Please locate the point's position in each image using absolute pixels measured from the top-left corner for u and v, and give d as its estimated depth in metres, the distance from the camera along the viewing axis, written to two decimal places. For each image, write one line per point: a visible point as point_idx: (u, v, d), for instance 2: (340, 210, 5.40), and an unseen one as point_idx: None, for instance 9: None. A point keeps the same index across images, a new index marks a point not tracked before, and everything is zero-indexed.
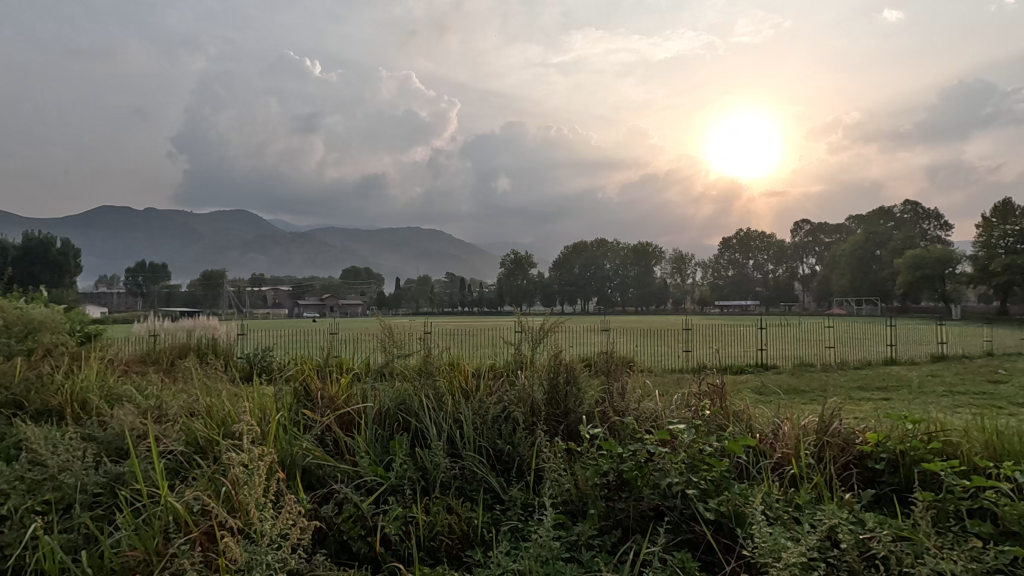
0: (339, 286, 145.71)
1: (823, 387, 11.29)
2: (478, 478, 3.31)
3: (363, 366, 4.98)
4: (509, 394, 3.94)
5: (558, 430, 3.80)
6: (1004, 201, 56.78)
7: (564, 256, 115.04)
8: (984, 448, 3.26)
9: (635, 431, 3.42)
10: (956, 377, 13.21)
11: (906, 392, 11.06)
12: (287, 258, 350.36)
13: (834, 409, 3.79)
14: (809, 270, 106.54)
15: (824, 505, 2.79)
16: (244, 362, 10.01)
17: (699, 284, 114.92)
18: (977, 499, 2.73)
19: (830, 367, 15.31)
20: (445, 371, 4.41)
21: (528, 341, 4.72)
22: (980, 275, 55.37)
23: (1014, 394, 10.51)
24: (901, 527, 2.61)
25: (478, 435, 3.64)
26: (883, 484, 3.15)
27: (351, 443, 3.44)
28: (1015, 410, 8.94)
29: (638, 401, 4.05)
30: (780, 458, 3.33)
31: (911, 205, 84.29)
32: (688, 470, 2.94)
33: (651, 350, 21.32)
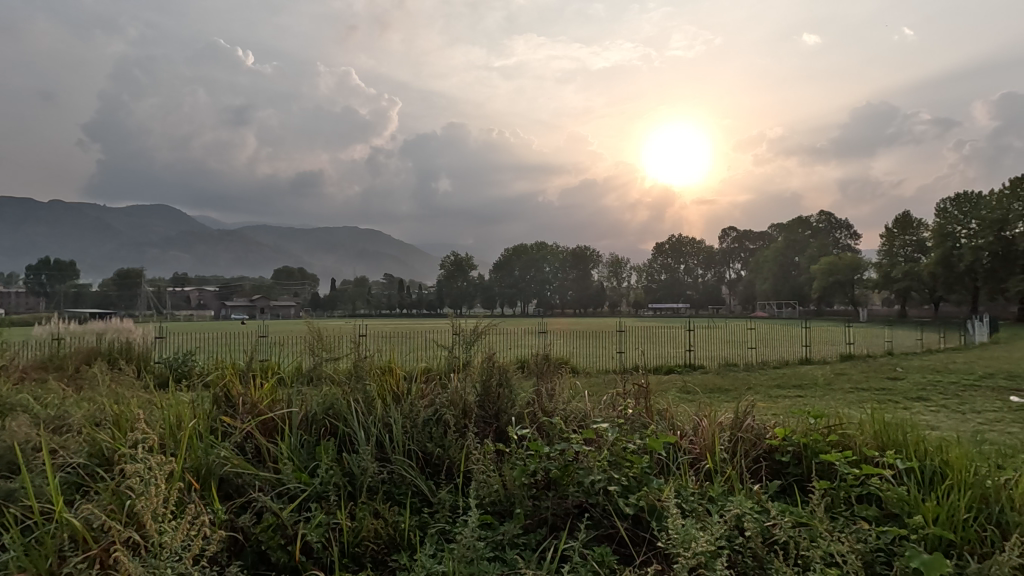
0: (270, 286, 140.04)
1: (745, 386, 11.92)
2: (406, 482, 3.29)
3: (289, 370, 4.82)
4: (440, 397, 3.94)
5: (488, 431, 3.82)
6: (904, 214, 62.34)
7: (504, 258, 115.96)
8: (874, 440, 3.58)
9: (562, 429, 3.52)
10: (861, 375, 14.31)
11: (816, 389, 11.91)
12: (213, 258, 332.35)
13: (750, 405, 4.05)
14: (735, 276, 112.64)
15: (735, 497, 2.97)
16: (160, 367, 9.46)
17: (634, 286, 118.93)
18: (865, 485, 3.01)
19: (751, 367, 16.17)
20: (376, 375, 4.33)
21: (462, 343, 4.77)
22: (884, 280, 60.58)
23: (907, 390, 11.53)
24: (801, 514, 2.82)
25: (408, 438, 3.61)
26: (788, 475, 3.39)
27: (274, 451, 3.33)
28: (909, 404, 9.87)
29: (567, 402, 4.17)
30: (696, 454, 3.53)
31: (825, 216, 90.99)
32: (610, 467, 3.08)
33: (584, 351, 22.08)
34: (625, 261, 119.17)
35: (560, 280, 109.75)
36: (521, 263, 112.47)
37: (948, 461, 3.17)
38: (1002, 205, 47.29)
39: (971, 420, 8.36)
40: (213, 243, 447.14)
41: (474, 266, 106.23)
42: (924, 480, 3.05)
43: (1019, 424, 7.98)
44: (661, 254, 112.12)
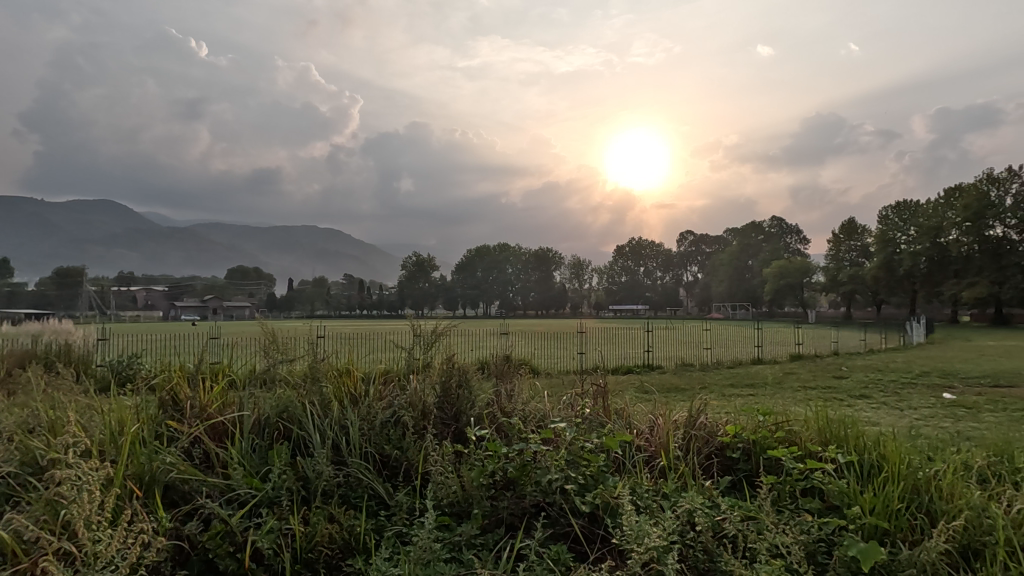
0: (223, 286, 135.35)
1: (700, 386, 12.30)
2: (363, 485, 3.24)
3: (242, 372, 4.66)
4: (398, 399, 3.88)
5: (446, 432, 3.81)
6: (849, 220, 65.41)
7: (467, 259, 115.75)
8: (818, 435, 3.74)
9: (521, 429, 3.54)
10: (808, 374, 15.04)
11: (767, 388, 12.40)
12: (161, 257, 318.53)
13: (703, 403, 4.16)
14: (692, 278, 115.79)
15: (687, 493, 3.05)
16: (103, 371, 8.98)
17: (595, 288, 120.69)
18: (808, 479, 3.14)
19: (707, 367, 16.69)
20: (333, 377, 4.23)
21: (420, 345, 4.71)
22: (831, 283, 63.43)
23: (851, 389, 12.17)
24: (750, 508, 2.91)
25: (366, 440, 3.56)
26: (738, 471, 3.50)
27: (223, 456, 3.22)
28: (852, 401, 10.39)
29: (525, 402, 4.20)
30: (652, 452, 3.61)
31: (777, 221, 94.84)
32: (568, 465, 3.12)
33: (546, 352, 22.31)
34: (586, 263, 120.84)
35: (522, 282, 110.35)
36: (483, 264, 112.51)
37: (883, 454, 3.34)
38: (938, 213, 50.20)
39: (909, 416, 8.85)
40: (162, 241, 428.83)
41: (437, 267, 105.45)
42: (864, 473, 3.21)
43: (950, 419, 8.49)
44: (621, 256, 114.30)
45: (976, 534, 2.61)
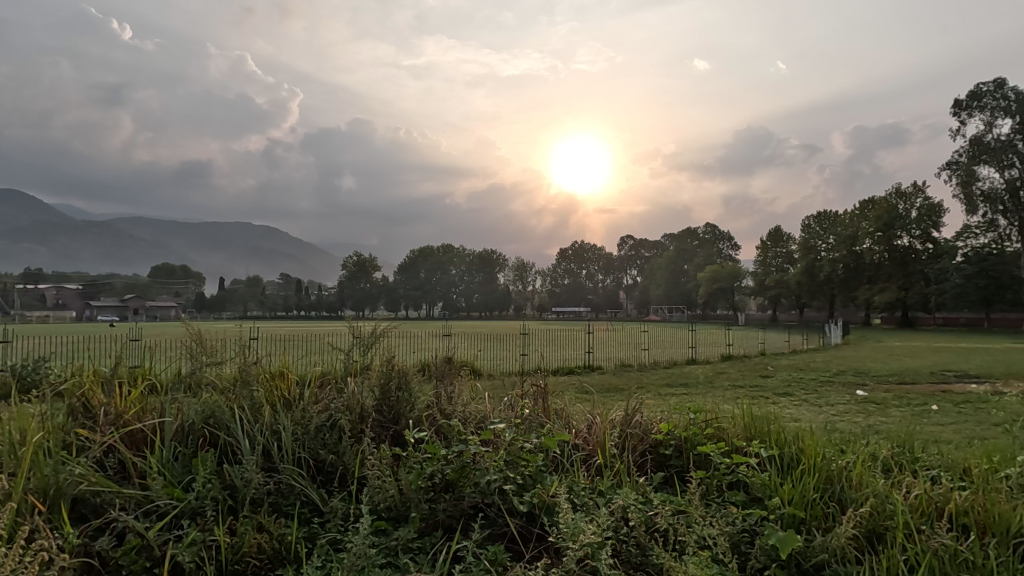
0: (146, 284, 126.82)
1: (638, 386, 12.69)
2: (295, 492, 3.12)
3: (164, 375, 4.38)
4: (335, 402, 3.77)
5: (384, 436, 3.74)
6: (775, 228, 69.28)
7: (410, 259, 114.22)
8: (744, 431, 3.94)
9: (461, 432, 3.52)
10: (737, 373, 15.83)
11: (700, 387, 12.94)
12: (75, 253, 294.78)
13: (638, 403, 4.28)
14: (632, 282, 119.38)
15: (621, 490, 3.14)
16: (5, 377, 8.19)
17: (538, 290, 122.12)
18: (733, 474, 3.30)
19: (644, 367, 17.29)
20: (265, 381, 4.06)
21: (358, 346, 4.56)
22: (759, 287, 67.11)
23: (776, 387, 12.90)
24: (680, 503, 3.03)
25: (299, 445, 3.43)
26: (671, 467, 3.64)
27: (141, 465, 3.02)
28: (777, 399, 10.98)
29: (465, 404, 4.18)
30: (589, 450, 3.69)
31: (711, 228, 99.59)
32: (507, 465, 3.14)
33: (489, 354, 22.39)
34: (530, 265, 122.07)
35: (466, 283, 110.02)
36: (427, 265, 111.46)
37: (801, 447, 3.57)
38: (854, 223, 53.84)
39: (826, 412, 9.49)
40: (76, 236, 396.99)
41: (379, 268, 103.20)
42: (785, 466, 3.41)
43: (862, 415, 9.15)
44: (564, 259, 116.35)
45: (879, 519, 2.83)
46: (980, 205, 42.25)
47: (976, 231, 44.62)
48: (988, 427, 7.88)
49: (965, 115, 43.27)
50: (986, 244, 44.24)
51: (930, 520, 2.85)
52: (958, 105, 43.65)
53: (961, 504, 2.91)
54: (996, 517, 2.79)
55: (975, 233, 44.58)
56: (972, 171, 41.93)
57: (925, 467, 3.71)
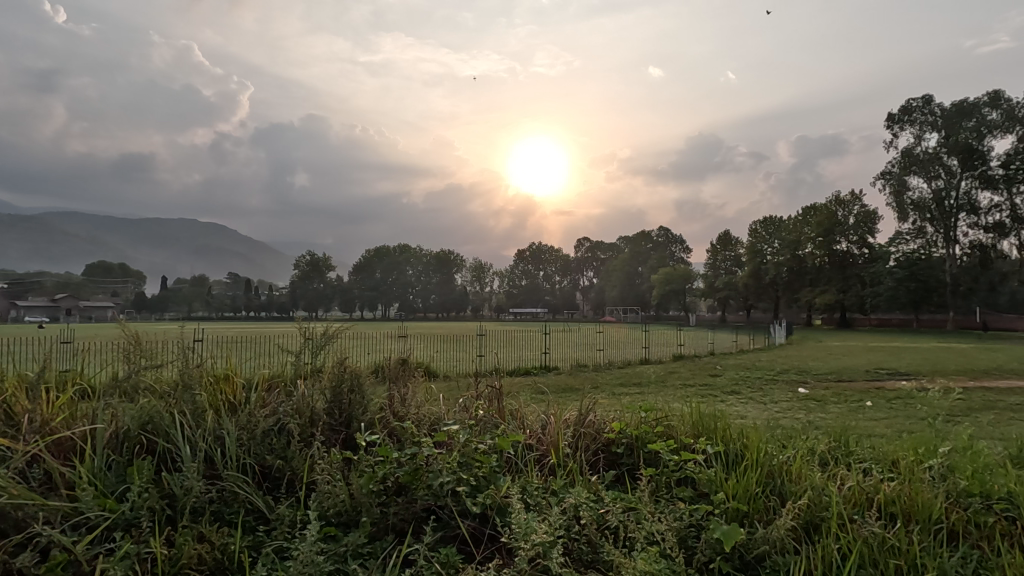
0: (79, 284, 119.36)
1: (593, 386, 12.90)
2: (239, 500, 3.01)
3: (97, 380, 4.12)
4: (284, 406, 3.65)
5: (335, 440, 3.66)
6: (724, 232, 71.80)
7: (365, 259, 112.23)
8: (692, 427, 4.07)
9: (413, 434, 3.49)
10: (687, 372, 16.32)
11: (652, 387, 13.26)
12: None
13: (592, 402, 4.34)
14: (587, 283, 121.32)
15: (574, 489, 3.17)
16: None
17: (495, 291, 122.44)
18: (682, 470, 3.40)
19: (599, 368, 17.62)
20: (209, 385, 3.89)
21: (309, 348, 4.42)
22: (709, 289, 69.46)
23: (724, 385, 13.36)
24: (631, 500, 3.09)
25: (244, 451, 3.31)
26: (622, 465, 3.70)
27: (70, 476, 2.84)
28: (725, 398, 11.37)
29: (419, 406, 4.13)
30: (542, 449, 3.72)
31: (664, 231, 102.55)
32: (461, 467, 3.12)
33: (445, 355, 22.32)
34: (488, 266, 122.19)
35: (423, 283, 109.02)
36: (383, 265, 109.57)
37: (745, 444, 3.70)
38: (797, 229, 56.41)
39: (770, 409, 9.91)
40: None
41: (333, 268, 100.55)
42: (730, 462, 3.53)
43: (804, 411, 9.64)
44: (522, 261, 117.15)
45: (816, 511, 2.97)
46: (911, 213, 44.99)
47: (906, 237, 47.49)
48: (916, 421, 8.44)
49: (897, 127, 46.04)
50: (916, 249, 47.23)
51: (861, 508, 3.02)
52: (891, 119, 46.36)
53: (888, 494, 3.09)
54: (920, 504, 2.99)
55: (906, 239, 47.47)
56: (903, 181, 44.70)
57: (859, 460, 3.92)
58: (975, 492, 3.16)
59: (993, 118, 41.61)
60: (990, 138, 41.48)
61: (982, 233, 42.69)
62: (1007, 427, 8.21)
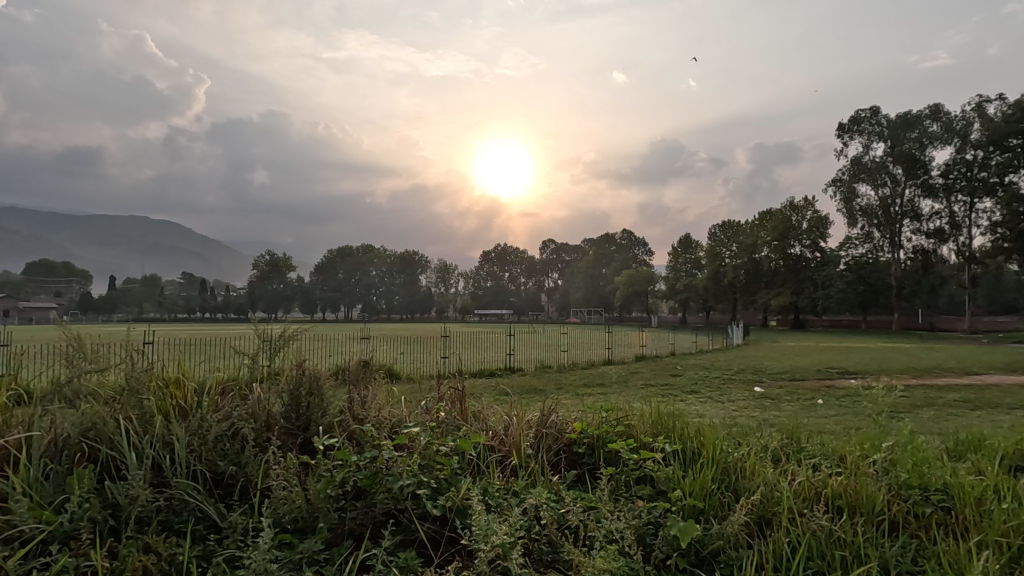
0: (17, 283, 112.71)
1: (557, 387, 13.03)
2: (189, 508, 2.89)
3: (35, 385, 3.90)
4: (238, 409, 3.53)
5: (292, 445, 3.56)
6: (685, 236, 73.49)
7: (327, 260, 110.14)
8: (651, 427, 4.14)
9: (372, 436, 3.42)
10: (649, 373, 16.65)
11: (615, 387, 13.47)
12: None
13: (555, 403, 4.37)
14: (552, 285, 122.29)
15: (535, 490, 3.18)
16: None
17: (460, 293, 122.06)
18: (641, 469, 3.44)
19: (563, 368, 17.77)
20: (158, 390, 3.73)
21: (265, 350, 4.28)
22: (671, 291, 71.05)
23: (685, 385, 13.68)
24: (591, 499, 3.12)
25: (194, 457, 3.19)
26: (583, 464, 3.74)
27: (4, 487, 2.68)
28: (685, 397, 11.67)
29: (379, 408, 4.07)
30: (505, 450, 3.71)
31: (627, 233, 104.42)
32: (421, 469, 3.10)
33: (410, 357, 22.14)
34: (453, 267, 121.74)
35: (387, 284, 107.68)
36: (346, 266, 107.49)
37: (702, 442, 3.79)
38: (754, 233, 58.20)
39: (727, 407, 10.23)
40: None
41: (294, 269, 97.82)
42: (688, 460, 3.60)
43: (759, 410, 9.97)
44: (487, 262, 117.28)
45: (769, 506, 3.07)
46: (859, 219, 47.14)
47: (856, 242, 49.63)
48: (862, 418, 8.86)
49: (847, 137, 48.10)
50: (864, 253, 49.46)
51: (809, 503, 3.14)
52: (841, 128, 48.39)
53: (834, 488, 3.23)
54: (865, 497, 3.13)
55: (855, 243, 49.57)
56: (853, 189, 46.79)
57: (809, 456, 4.07)
58: (914, 485, 3.32)
59: (934, 130, 43.97)
60: (932, 149, 43.86)
61: (924, 239, 44.91)
62: (945, 421, 8.71)
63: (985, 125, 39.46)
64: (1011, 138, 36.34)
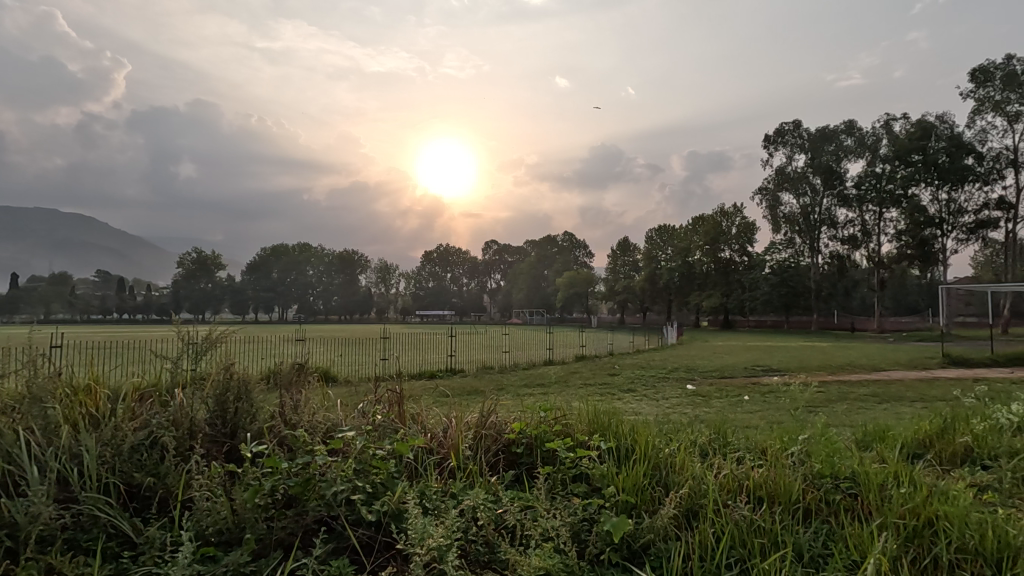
0: None
1: (498, 387, 13.08)
2: (101, 524, 2.69)
3: None
4: (156, 417, 3.31)
5: (217, 453, 3.40)
6: (624, 239, 75.65)
7: (259, 258, 105.22)
8: (588, 425, 4.23)
9: (305, 442, 3.30)
10: (587, 372, 16.99)
11: (554, 387, 13.65)
12: None
13: (494, 403, 4.40)
14: (495, 285, 122.78)
15: (472, 491, 3.17)
16: None
17: (401, 293, 120.23)
18: (577, 467, 3.52)
19: (504, 369, 17.81)
20: (64, 397, 3.43)
21: (189, 354, 4.02)
22: (610, 293, 72.97)
23: (622, 383, 14.08)
24: (529, 498, 3.16)
25: (108, 467, 2.97)
26: (521, 464, 3.78)
27: None
28: (622, 395, 11.98)
29: (313, 413, 3.93)
30: (443, 453, 3.69)
31: (568, 236, 106.57)
32: (356, 474, 3.03)
33: (347, 359, 21.53)
34: (394, 267, 119.67)
35: (324, 284, 104.32)
36: (280, 265, 103.07)
37: (636, 439, 3.92)
38: (687, 237, 60.75)
39: (661, 405, 10.61)
40: None
41: (224, 267, 92.50)
42: (621, 457, 3.71)
43: (690, 406, 10.46)
44: (429, 262, 116.37)
45: (696, 498, 3.22)
46: (783, 226, 50.15)
47: (780, 247, 52.78)
48: (783, 412, 9.47)
49: (773, 148, 51.07)
50: (787, 258, 52.71)
51: (732, 494, 3.31)
52: (768, 140, 51.26)
53: (755, 479, 3.42)
54: (782, 487, 3.34)
55: (779, 248, 52.73)
56: (777, 197, 49.90)
57: (734, 450, 4.30)
58: (826, 474, 3.58)
59: (849, 144, 47.51)
60: (846, 161, 47.30)
61: (840, 245, 48.29)
62: (855, 414, 9.43)
63: (892, 141, 42.83)
64: (915, 154, 40.39)
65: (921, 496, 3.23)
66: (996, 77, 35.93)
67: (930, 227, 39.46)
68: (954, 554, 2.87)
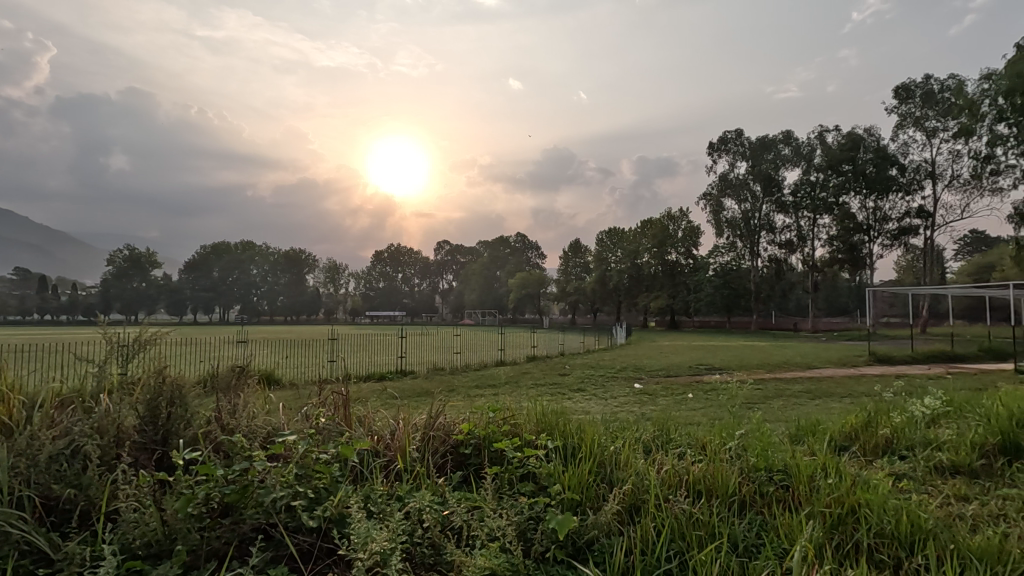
0: None
1: (449, 388, 13.02)
2: (11, 541, 2.48)
3: None
4: (78, 424, 3.09)
5: (147, 460, 3.22)
6: (575, 241, 76.74)
7: (198, 257, 100.20)
8: (536, 425, 4.27)
9: (243, 447, 3.17)
10: (539, 372, 17.15)
11: (505, 387, 13.68)
12: None
13: (442, 404, 4.36)
14: (446, 286, 122.07)
15: (417, 494, 3.14)
16: None
17: (350, 294, 117.60)
18: (524, 467, 3.54)
19: (455, 370, 17.72)
20: None
21: (118, 357, 3.78)
22: (561, 294, 73.88)
23: (572, 383, 14.23)
24: (475, 499, 3.16)
25: (23, 477, 2.74)
26: (469, 465, 3.76)
27: None
28: (571, 395, 12.09)
29: (253, 416, 3.78)
30: (390, 455, 3.63)
31: (521, 237, 107.33)
32: (297, 480, 2.94)
33: (292, 361, 20.88)
34: (343, 266, 116.77)
35: (269, 283, 100.57)
36: (222, 264, 98.58)
37: (582, 438, 3.98)
38: (636, 240, 62.31)
39: (608, 403, 10.79)
40: None
41: (160, 266, 87.49)
42: (568, 455, 3.77)
43: (636, 405, 10.70)
44: (380, 262, 114.39)
45: (638, 493, 3.30)
46: (726, 230, 52.25)
47: (723, 250, 54.95)
48: (723, 409, 9.84)
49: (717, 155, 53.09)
50: (729, 261, 54.90)
51: (673, 489, 3.41)
52: (712, 147, 53.17)
53: (694, 473, 3.55)
54: (719, 481, 3.48)
55: (722, 251, 54.89)
56: (720, 202, 51.91)
57: (676, 446, 4.43)
58: (760, 467, 3.76)
59: (786, 153, 49.77)
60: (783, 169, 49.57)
61: (777, 249, 50.73)
62: (788, 409, 9.92)
63: (825, 152, 45.27)
64: (845, 163, 42.82)
65: (846, 486, 3.44)
66: (917, 94, 38.64)
67: (859, 233, 42.08)
68: (874, 539, 3.08)
